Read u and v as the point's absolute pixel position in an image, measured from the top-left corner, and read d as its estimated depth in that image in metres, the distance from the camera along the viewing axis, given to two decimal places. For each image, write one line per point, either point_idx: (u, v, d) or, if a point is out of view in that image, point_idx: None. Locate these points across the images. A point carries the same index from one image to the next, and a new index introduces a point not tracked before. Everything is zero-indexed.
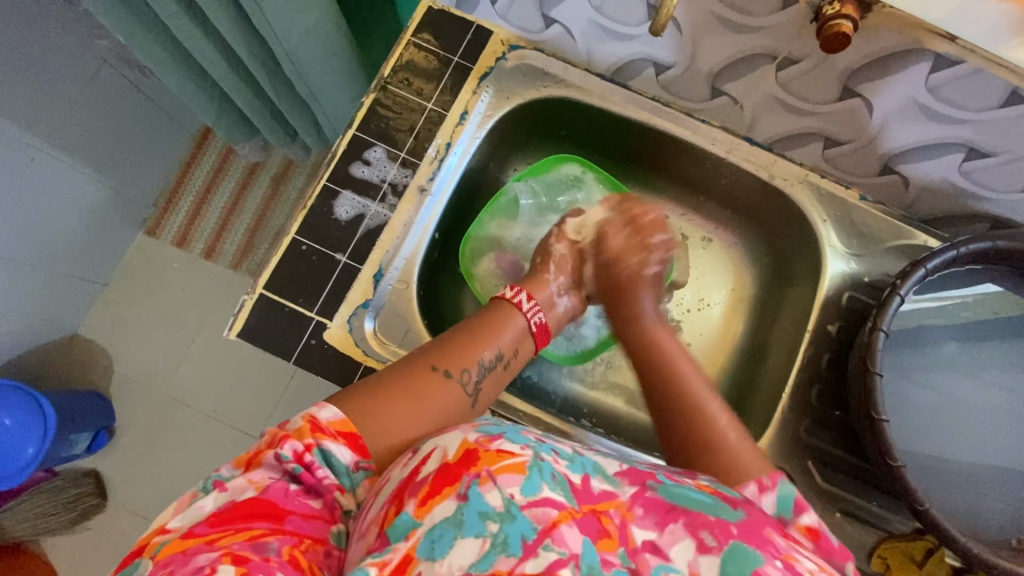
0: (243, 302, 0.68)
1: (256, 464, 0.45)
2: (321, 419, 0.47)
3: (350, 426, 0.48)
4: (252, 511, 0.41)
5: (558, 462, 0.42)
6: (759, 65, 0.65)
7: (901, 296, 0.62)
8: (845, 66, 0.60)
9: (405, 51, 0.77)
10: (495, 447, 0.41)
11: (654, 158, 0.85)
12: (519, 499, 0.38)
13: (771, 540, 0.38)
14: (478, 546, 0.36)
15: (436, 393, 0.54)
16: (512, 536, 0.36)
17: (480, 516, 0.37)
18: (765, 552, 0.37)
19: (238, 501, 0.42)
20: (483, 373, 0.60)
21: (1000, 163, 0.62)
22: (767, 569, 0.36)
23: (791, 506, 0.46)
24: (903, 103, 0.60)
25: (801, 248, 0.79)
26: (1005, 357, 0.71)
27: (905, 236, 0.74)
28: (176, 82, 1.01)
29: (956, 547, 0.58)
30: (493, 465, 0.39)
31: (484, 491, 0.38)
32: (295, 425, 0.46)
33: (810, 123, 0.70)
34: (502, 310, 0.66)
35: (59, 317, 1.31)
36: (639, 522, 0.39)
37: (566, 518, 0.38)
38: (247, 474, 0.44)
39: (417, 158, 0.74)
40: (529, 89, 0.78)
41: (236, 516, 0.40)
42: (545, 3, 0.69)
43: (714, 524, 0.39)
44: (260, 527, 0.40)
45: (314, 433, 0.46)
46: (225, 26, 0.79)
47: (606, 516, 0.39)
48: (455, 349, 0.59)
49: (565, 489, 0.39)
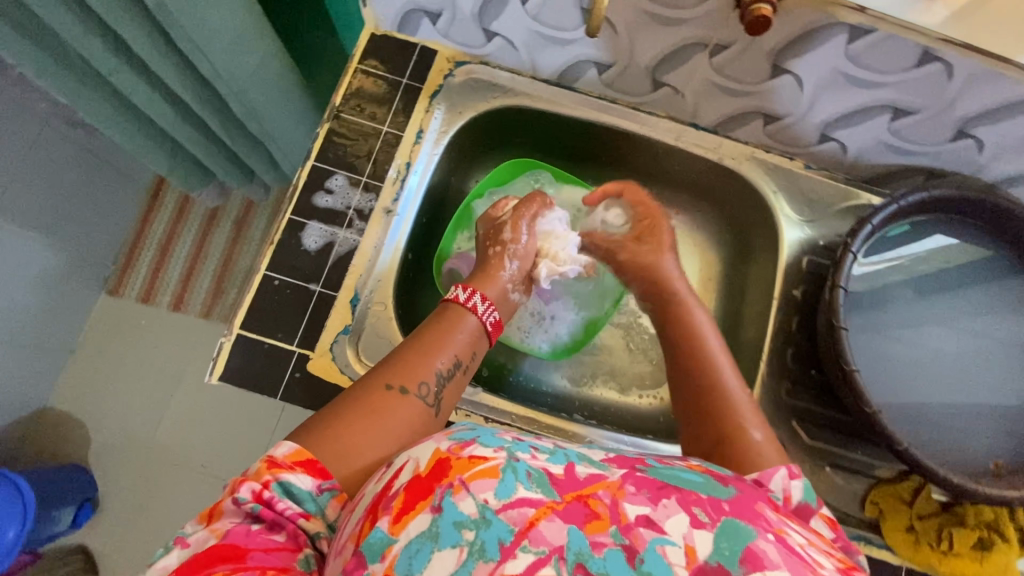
0: (220, 345, 0.67)
1: (217, 515, 0.44)
2: (278, 455, 0.46)
3: (306, 453, 0.47)
4: (214, 556, 0.41)
5: (536, 458, 0.42)
6: (693, 54, 0.68)
7: (854, 253, 0.66)
8: (771, 46, 0.63)
9: (354, 79, 0.78)
10: (467, 453, 0.41)
11: (609, 153, 0.88)
12: (494, 503, 0.38)
13: (761, 514, 0.40)
14: (456, 556, 0.36)
15: (393, 412, 0.53)
16: (489, 542, 0.37)
17: (456, 526, 0.37)
18: (757, 526, 0.38)
19: (199, 552, 0.41)
20: (442, 381, 0.58)
21: (923, 119, 0.66)
22: (761, 542, 0.37)
23: (815, 497, 0.46)
24: (829, 74, 0.65)
25: (757, 221, 0.83)
26: (955, 297, 0.76)
27: (850, 197, 0.78)
28: (125, 136, 0.99)
29: (938, 480, 0.62)
30: (464, 473, 0.39)
31: (457, 500, 0.38)
32: (252, 468, 0.45)
33: (748, 104, 0.73)
34: (452, 315, 0.64)
35: (28, 391, 1.26)
36: (631, 498, 0.39)
37: (545, 514, 0.38)
38: (209, 525, 0.44)
39: (379, 181, 0.75)
40: (480, 102, 0.80)
41: (198, 565, 0.40)
42: (484, 18, 0.72)
43: (705, 500, 0.39)
44: (221, 569, 0.39)
45: (273, 469, 0.45)
46: (169, 74, 0.79)
47: (594, 499, 0.39)
48: (408, 362, 0.57)
49: (542, 485, 0.39)
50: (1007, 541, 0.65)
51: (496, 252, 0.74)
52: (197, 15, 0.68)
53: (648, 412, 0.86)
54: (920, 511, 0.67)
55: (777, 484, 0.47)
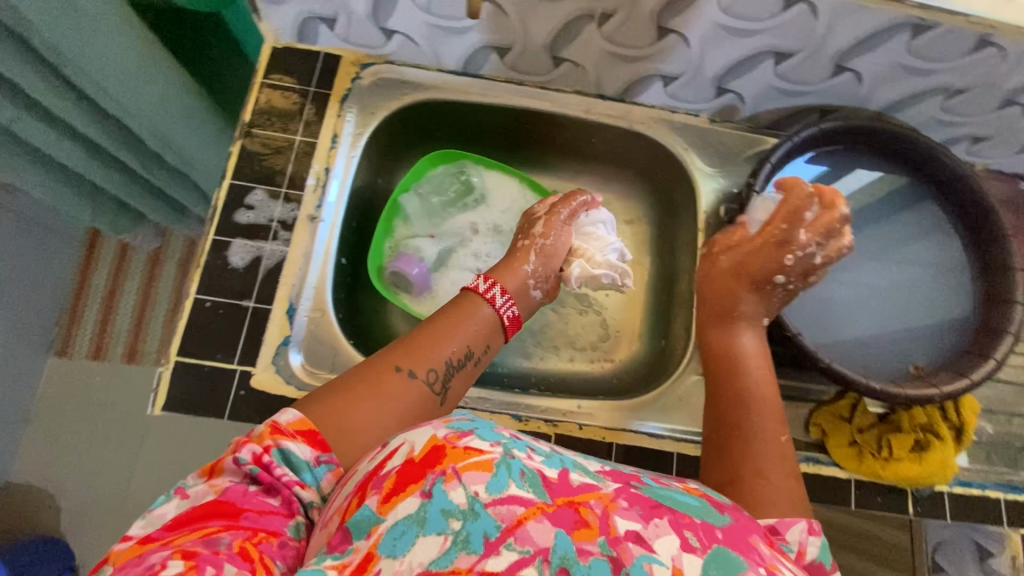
0: (159, 374, 0.67)
1: (218, 471, 0.46)
2: (283, 423, 0.48)
3: (310, 424, 0.49)
4: (210, 511, 0.42)
5: (531, 459, 0.42)
6: (583, 25, 0.71)
7: (757, 192, 0.70)
8: (650, 7, 0.67)
9: (261, 95, 0.78)
10: (463, 444, 0.41)
11: (527, 135, 0.90)
12: (484, 497, 0.38)
13: (754, 546, 0.40)
14: (440, 543, 0.36)
15: (398, 394, 0.54)
16: (474, 533, 0.37)
17: (444, 514, 0.37)
18: (749, 558, 0.38)
19: (199, 505, 0.43)
20: (451, 369, 0.59)
21: (803, 59, 0.71)
22: (750, 572, 0.36)
23: (829, 557, 0.44)
24: (709, 28, 0.68)
25: (675, 179, 0.86)
26: (864, 225, 0.81)
27: (757, 143, 0.84)
28: (40, 186, 0.97)
29: (865, 390, 0.65)
30: (459, 463, 0.40)
31: (449, 489, 0.38)
32: (257, 432, 0.47)
33: (644, 68, 0.77)
34: (469, 306, 0.65)
35: None
36: (622, 512, 0.39)
37: (533, 514, 0.38)
38: (210, 480, 0.45)
39: (299, 190, 0.75)
40: (391, 100, 0.81)
41: (195, 519, 0.41)
42: (378, 17, 0.73)
43: (697, 525, 0.40)
44: (215, 524, 0.41)
45: (275, 435, 0.47)
46: (71, 114, 0.78)
47: (585, 507, 0.39)
48: (420, 348, 0.59)
49: (535, 486, 0.40)
50: (941, 439, 0.72)
51: (523, 245, 0.77)
52: None
53: (603, 378, 0.88)
54: (860, 425, 0.72)
55: (794, 535, 0.45)
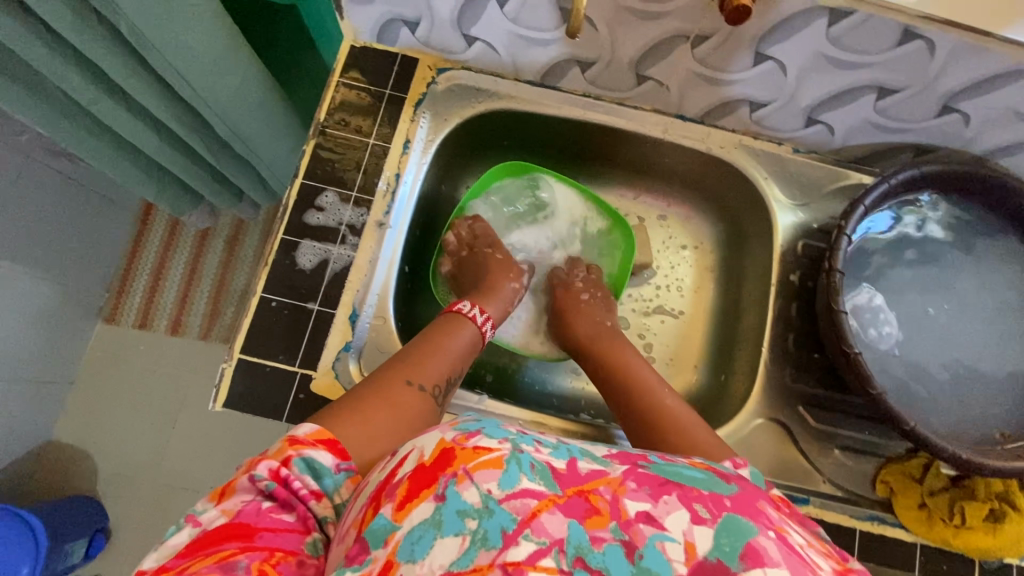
0: (222, 370, 0.67)
1: (230, 491, 0.44)
2: (299, 434, 0.47)
3: (326, 433, 0.48)
4: (225, 532, 0.41)
5: (539, 452, 0.42)
6: (675, 46, 0.68)
7: (848, 236, 0.66)
8: (752, 33, 0.63)
9: (337, 93, 0.78)
10: (472, 444, 0.40)
11: (597, 150, 0.87)
12: (497, 493, 0.38)
13: (763, 513, 0.39)
14: (458, 545, 0.36)
15: (411, 407, 0.55)
16: (491, 530, 0.36)
17: (459, 514, 0.37)
18: (759, 523, 0.38)
19: (212, 527, 0.41)
20: (449, 384, 0.61)
21: (909, 97, 0.67)
22: (762, 538, 0.36)
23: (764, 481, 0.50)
24: (811, 57, 0.64)
25: (750, 209, 0.83)
26: (967, 272, 0.73)
27: (841, 178, 0.79)
28: (109, 164, 0.98)
29: (947, 456, 0.62)
30: (469, 463, 0.39)
31: (461, 490, 0.38)
32: (271, 447, 0.46)
33: (732, 92, 0.73)
34: (454, 322, 0.67)
35: (31, 426, 1.26)
36: (632, 494, 0.39)
37: (546, 506, 0.37)
38: (222, 501, 0.43)
39: (369, 195, 0.74)
40: (464, 107, 0.80)
41: (208, 541, 0.40)
42: (462, 24, 0.71)
43: (706, 497, 0.39)
44: (231, 547, 0.40)
45: (294, 446, 0.46)
46: (149, 100, 0.79)
47: (594, 494, 0.39)
48: (423, 362, 0.60)
49: (545, 478, 0.39)
50: (1019, 512, 0.66)
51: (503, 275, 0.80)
52: (175, 40, 0.67)
53: None
54: (931, 487, 0.68)
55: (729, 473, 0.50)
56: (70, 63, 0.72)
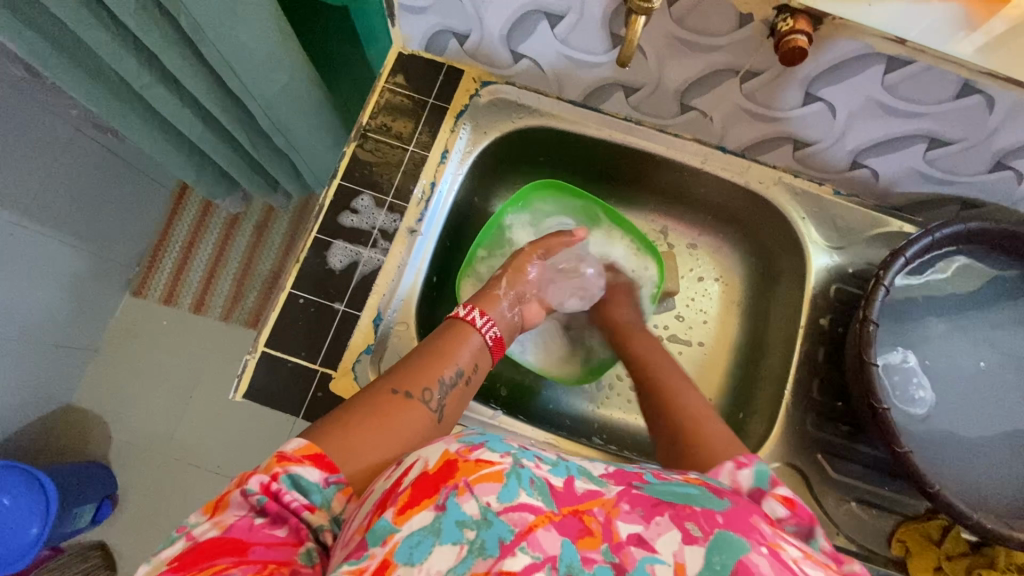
0: (245, 361, 0.68)
1: (223, 506, 0.44)
2: (285, 450, 0.46)
3: (315, 448, 0.47)
4: (216, 548, 0.41)
5: (539, 468, 0.41)
6: (723, 79, 0.67)
7: (886, 286, 0.65)
8: (805, 73, 0.62)
9: (381, 97, 0.79)
10: (474, 457, 0.40)
11: (632, 174, 0.87)
12: (496, 506, 0.37)
13: (757, 526, 0.38)
14: (456, 553, 0.36)
15: (399, 416, 0.53)
16: (489, 540, 0.36)
17: (458, 525, 0.36)
18: (751, 538, 0.36)
19: (203, 542, 0.41)
20: (445, 391, 0.58)
21: (961, 150, 0.65)
22: (753, 554, 0.35)
23: (768, 480, 0.47)
24: (862, 102, 0.64)
25: (784, 247, 0.82)
26: (1005, 332, 0.71)
27: (881, 224, 0.77)
28: (153, 145, 1.01)
29: (969, 524, 0.60)
30: (470, 475, 0.38)
31: (461, 502, 0.37)
32: (259, 463, 0.45)
33: (775, 129, 0.73)
34: (455, 331, 0.64)
35: (53, 388, 1.29)
36: (625, 516, 0.38)
37: (543, 522, 0.37)
38: (215, 517, 0.44)
39: (404, 201, 0.75)
40: (505, 121, 0.80)
41: (201, 556, 0.40)
42: (511, 40, 0.72)
43: (698, 514, 0.38)
44: (225, 561, 0.39)
45: (281, 462, 0.45)
46: (199, 90, 0.80)
47: (588, 515, 0.38)
48: (412, 370, 0.58)
49: (543, 493, 0.38)
50: None
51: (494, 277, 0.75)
52: (230, 36, 0.69)
53: None
54: (949, 551, 0.66)
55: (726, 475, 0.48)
56: (128, 49, 0.74)
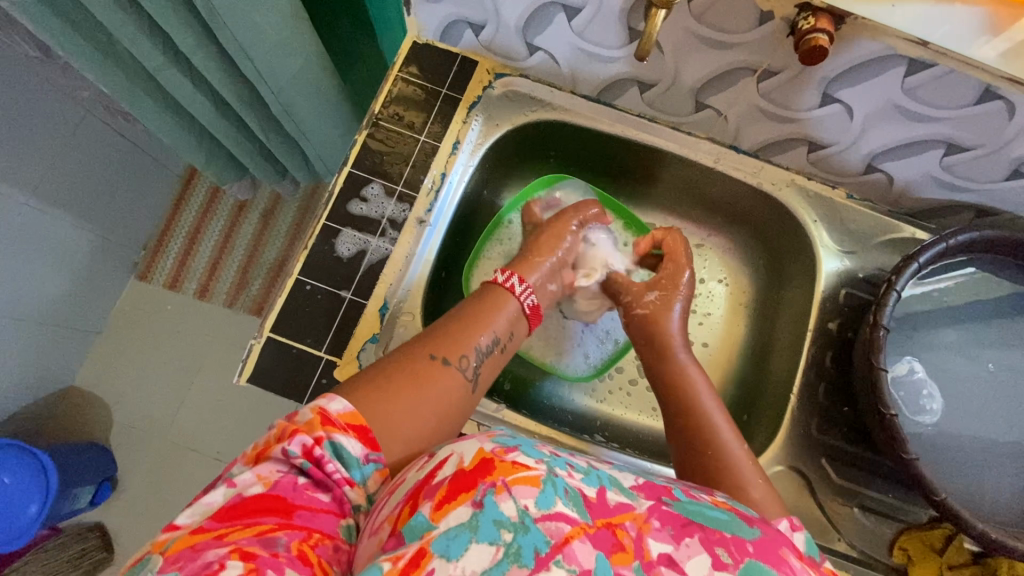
0: (250, 346, 0.68)
1: (263, 460, 0.44)
2: (330, 412, 0.46)
3: (359, 419, 0.47)
4: (262, 505, 0.40)
5: (572, 476, 0.41)
6: (739, 78, 0.67)
7: (897, 291, 0.64)
8: (822, 74, 0.62)
9: (394, 86, 0.78)
10: (511, 458, 0.39)
11: (643, 172, 0.87)
12: (534, 511, 0.37)
13: (787, 560, 0.37)
14: (491, 554, 0.35)
15: (436, 382, 0.54)
16: (525, 548, 0.35)
17: (495, 524, 0.36)
18: (782, 573, 0.36)
19: (247, 497, 0.41)
20: (479, 358, 0.59)
21: (977, 157, 0.64)
22: None
23: (818, 550, 0.43)
24: (882, 105, 0.63)
25: (795, 250, 0.81)
26: (1016, 342, 0.71)
27: (893, 230, 0.76)
28: (164, 129, 1.01)
29: (975, 533, 0.59)
30: (508, 476, 0.38)
31: (499, 501, 0.37)
32: (305, 418, 0.45)
33: (791, 130, 0.72)
34: (495, 298, 0.65)
35: (55, 369, 1.29)
36: (655, 533, 0.38)
37: (578, 534, 0.37)
38: (257, 470, 0.43)
39: (414, 191, 0.75)
40: (517, 115, 0.80)
41: (246, 511, 0.40)
42: (527, 33, 0.71)
43: (728, 541, 0.38)
44: (270, 522, 0.39)
45: (325, 426, 0.45)
46: (212, 73, 0.80)
47: (621, 529, 0.38)
48: (451, 337, 0.59)
49: (578, 505, 0.38)
50: None
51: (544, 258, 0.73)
52: (246, 20, 0.68)
53: None
54: (950, 560, 0.65)
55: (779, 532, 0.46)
56: (142, 29, 0.73)
